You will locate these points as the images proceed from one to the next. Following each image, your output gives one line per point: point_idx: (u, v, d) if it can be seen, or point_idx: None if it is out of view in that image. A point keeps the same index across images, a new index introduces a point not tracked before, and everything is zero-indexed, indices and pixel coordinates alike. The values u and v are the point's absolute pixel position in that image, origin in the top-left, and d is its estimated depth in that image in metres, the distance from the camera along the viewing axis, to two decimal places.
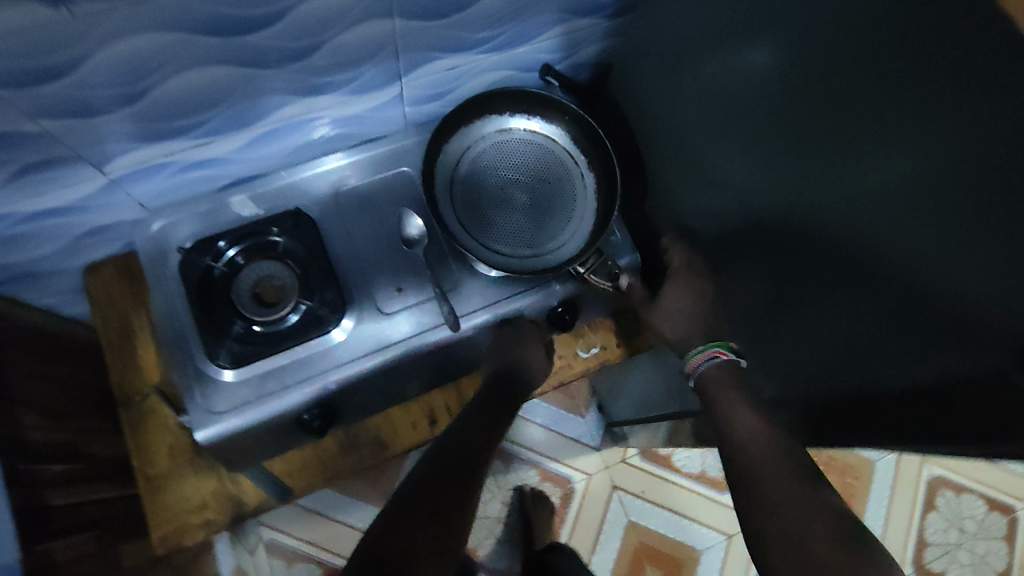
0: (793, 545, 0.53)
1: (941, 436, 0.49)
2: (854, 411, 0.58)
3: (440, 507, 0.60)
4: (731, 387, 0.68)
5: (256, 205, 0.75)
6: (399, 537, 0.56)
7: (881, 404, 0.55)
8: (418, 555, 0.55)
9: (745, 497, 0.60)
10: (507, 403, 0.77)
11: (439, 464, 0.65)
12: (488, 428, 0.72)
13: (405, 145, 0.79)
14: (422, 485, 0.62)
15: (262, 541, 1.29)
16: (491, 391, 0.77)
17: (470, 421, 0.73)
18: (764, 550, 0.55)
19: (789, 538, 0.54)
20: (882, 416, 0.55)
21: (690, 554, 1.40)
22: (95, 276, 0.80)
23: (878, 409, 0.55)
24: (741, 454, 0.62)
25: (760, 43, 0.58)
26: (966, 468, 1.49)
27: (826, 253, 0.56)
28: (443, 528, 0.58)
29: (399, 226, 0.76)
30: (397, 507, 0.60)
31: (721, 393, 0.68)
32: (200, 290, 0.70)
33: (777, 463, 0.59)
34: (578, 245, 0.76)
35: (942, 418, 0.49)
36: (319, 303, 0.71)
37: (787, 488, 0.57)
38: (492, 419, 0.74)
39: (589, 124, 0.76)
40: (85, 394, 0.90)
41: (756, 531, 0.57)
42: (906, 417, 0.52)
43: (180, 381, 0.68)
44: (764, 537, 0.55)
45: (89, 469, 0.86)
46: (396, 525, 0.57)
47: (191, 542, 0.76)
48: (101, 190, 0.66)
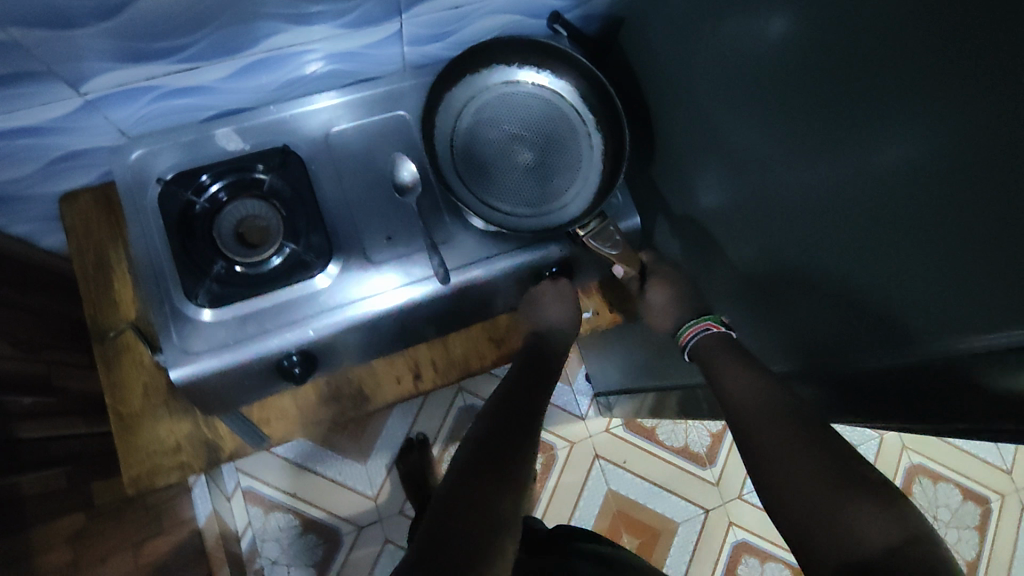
0: (824, 529, 0.51)
1: (942, 417, 0.51)
2: (852, 390, 0.60)
3: (501, 457, 0.63)
4: (740, 373, 0.69)
5: (242, 140, 0.71)
6: (469, 484, 0.58)
7: (877, 385, 0.56)
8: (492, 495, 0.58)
9: (766, 486, 0.58)
10: (539, 367, 0.79)
11: (493, 422, 0.69)
12: (523, 393, 0.74)
13: (402, 86, 0.75)
14: (481, 441, 0.65)
15: (239, 487, 1.30)
16: (525, 360, 0.79)
17: (510, 386, 0.76)
18: (793, 523, 0.54)
19: (816, 508, 0.52)
20: (878, 397, 0.57)
21: (667, 526, 1.41)
22: (70, 205, 0.78)
23: (874, 389, 0.57)
24: (752, 445, 0.61)
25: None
26: (945, 458, 1.50)
27: (846, 229, 0.55)
28: (507, 476, 0.61)
29: (390, 171, 0.73)
30: (461, 460, 0.63)
31: (729, 365, 0.70)
32: (181, 225, 0.67)
33: (793, 446, 0.58)
34: (579, 206, 0.73)
35: (945, 399, 0.50)
36: (304, 247, 0.68)
37: (796, 453, 0.57)
38: (523, 383, 0.76)
39: (598, 79, 0.72)
40: (53, 325, 0.89)
41: (781, 509, 0.56)
42: (905, 397, 0.54)
43: (155, 319, 0.66)
44: (789, 512, 0.55)
45: (61, 402, 0.86)
46: (462, 475, 0.60)
47: (163, 483, 0.76)
48: (77, 112, 0.63)
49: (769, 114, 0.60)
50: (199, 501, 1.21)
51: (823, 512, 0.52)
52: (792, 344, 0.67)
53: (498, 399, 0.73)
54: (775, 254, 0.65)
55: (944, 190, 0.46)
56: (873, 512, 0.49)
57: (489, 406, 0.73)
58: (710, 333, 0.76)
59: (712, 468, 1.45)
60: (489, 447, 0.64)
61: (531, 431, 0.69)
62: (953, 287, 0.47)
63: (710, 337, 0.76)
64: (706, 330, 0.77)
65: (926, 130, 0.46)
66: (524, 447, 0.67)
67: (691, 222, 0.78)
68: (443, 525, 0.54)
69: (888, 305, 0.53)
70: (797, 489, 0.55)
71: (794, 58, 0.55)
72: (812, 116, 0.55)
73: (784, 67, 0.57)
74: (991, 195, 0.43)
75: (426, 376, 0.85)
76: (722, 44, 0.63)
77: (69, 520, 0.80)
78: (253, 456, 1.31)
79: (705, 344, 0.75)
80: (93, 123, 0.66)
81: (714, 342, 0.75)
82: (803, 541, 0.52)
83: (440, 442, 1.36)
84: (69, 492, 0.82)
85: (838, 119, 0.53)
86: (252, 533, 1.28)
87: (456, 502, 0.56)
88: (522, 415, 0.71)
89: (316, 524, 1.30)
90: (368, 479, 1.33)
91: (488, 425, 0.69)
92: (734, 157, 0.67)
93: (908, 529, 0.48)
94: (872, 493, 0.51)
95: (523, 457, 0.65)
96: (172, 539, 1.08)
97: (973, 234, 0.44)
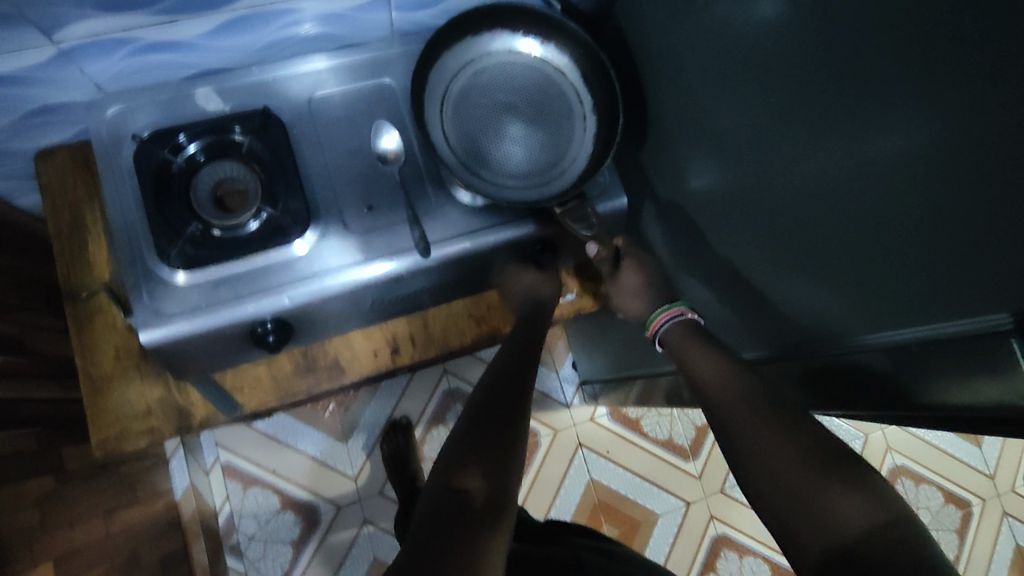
0: (801, 514, 0.50)
1: (937, 401, 0.50)
2: (849, 370, 0.58)
3: (492, 434, 0.65)
4: (717, 349, 0.67)
5: (221, 100, 0.70)
6: (459, 467, 0.61)
7: (877, 365, 0.55)
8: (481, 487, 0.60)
9: (741, 465, 0.58)
10: (525, 342, 0.78)
11: (484, 396, 0.70)
12: (508, 368, 0.74)
13: (388, 54, 0.74)
14: (472, 418, 0.67)
15: (218, 462, 1.28)
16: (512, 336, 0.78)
17: (497, 362, 0.76)
18: (772, 507, 0.53)
19: (796, 495, 0.51)
20: (879, 378, 0.56)
21: (647, 518, 1.40)
22: (46, 162, 0.76)
23: (872, 370, 0.56)
24: (727, 424, 0.60)
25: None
26: (928, 460, 1.50)
27: (832, 211, 0.54)
28: (498, 453, 0.63)
29: (372, 139, 0.71)
30: (454, 440, 0.65)
31: (696, 351, 0.68)
32: (155, 184, 0.66)
33: (773, 427, 0.57)
34: (566, 182, 0.71)
35: (940, 383, 0.50)
36: (281, 212, 0.67)
37: (772, 437, 0.55)
38: (506, 358, 0.75)
39: (595, 53, 0.70)
40: (29, 287, 0.87)
41: (758, 496, 0.54)
42: (906, 381, 0.53)
43: (126, 279, 0.65)
44: (766, 499, 0.53)
45: (31, 364, 0.85)
46: (455, 459, 0.62)
47: (131, 449, 0.75)
48: (50, 62, 0.61)
49: (758, 92, 0.59)
50: (175, 474, 1.22)
51: (804, 496, 0.51)
52: (773, 329, 0.67)
53: (491, 378, 0.73)
54: (761, 238, 0.64)
55: (928, 169, 0.45)
56: (852, 495, 0.49)
57: (482, 379, 0.74)
58: (678, 321, 0.72)
59: (695, 461, 1.45)
60: (481, 423, 0.66)
61: (522, 399, 0.70)
62: (937, 270, 0.46)
63: (676, 326, 0.72)
64: (676, 318, 0.72)
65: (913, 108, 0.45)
66: (515, 418, 0.68)
67: (677, 204, 0.77)
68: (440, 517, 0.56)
69: (877, 287, 0.52)
70: (776, 469, 0.54)
71: (780, 36, 0.54)
72: (799, 94, 0.54)
73: (771, 44, 0.56)
74: (975, 176, 0.41)
75: (404, 351, 0.84)
76: (711, 21, 0.62)
77: (37, 482, 0.79)
78: (233, 431, 1.30)
79: (677, 330, 0.71)
80: (69, 75, 0.64)
81: (681, 331, 0.71)
82: (785, 529, 0.51)
83: (422, 424, 1.35)
84: (39, 455, 0.81)
85: (825, 97, 0.52)
86: (230, 508, 1.27)
87: (451, 491, 0.58)
88: (513, 386, 0.72)
89: (295, 502, 1.29)
90: (350, 458, 1.32)
91: (479, 400, 0.70)
92: (722, 138, 0.66)
93: (887, 510, 0.47)
94: (849, 473, 0.51)
95: (515, 431, 0.67)
96: (146, 509, 1.07)
97: (956, 214, 0.44)
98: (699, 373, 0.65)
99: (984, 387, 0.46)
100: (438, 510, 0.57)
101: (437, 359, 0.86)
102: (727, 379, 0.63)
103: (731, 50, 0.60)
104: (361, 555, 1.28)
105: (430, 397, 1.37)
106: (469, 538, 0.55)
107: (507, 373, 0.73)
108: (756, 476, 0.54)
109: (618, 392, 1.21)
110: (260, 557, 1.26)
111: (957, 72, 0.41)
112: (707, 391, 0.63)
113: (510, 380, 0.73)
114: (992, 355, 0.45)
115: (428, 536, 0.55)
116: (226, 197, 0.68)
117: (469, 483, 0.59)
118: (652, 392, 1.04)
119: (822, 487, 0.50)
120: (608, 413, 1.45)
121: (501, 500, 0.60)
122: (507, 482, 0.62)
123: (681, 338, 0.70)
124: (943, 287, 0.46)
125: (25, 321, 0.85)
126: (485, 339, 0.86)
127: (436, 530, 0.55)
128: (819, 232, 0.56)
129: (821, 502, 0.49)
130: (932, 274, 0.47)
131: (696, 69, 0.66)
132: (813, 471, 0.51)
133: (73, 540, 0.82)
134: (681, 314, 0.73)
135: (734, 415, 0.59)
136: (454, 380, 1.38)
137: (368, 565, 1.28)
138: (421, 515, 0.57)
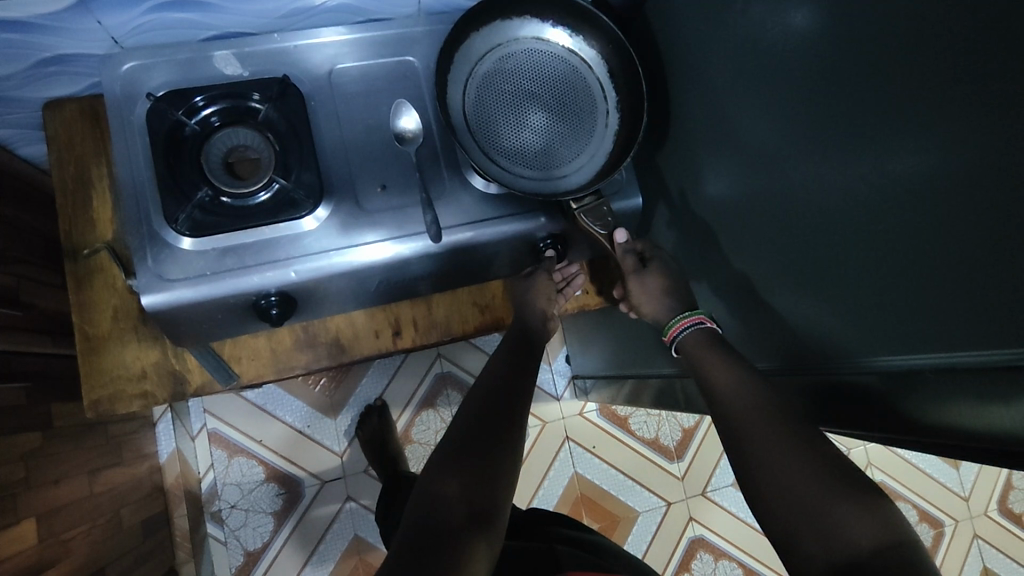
0: (807, 531, 0.50)
1: (938, 431, 0.51)
2: (851, 396, 0.58)
3: (489, 444, 0.65)
4: (709, 359, 0.66)
5: (239, 65, 0.68)
6: (450, 476, 0.61)
7: (879, 393, 0.55)
8: (474, 489, 0.60)
9: (740, 473, 0.58)
10: (525, 350, 0.78)
11: (484, 401, 0.70)
12: (508, 372, 0.75)
13: (412, 32, 0.73)
14: (471, 425, 0.67)
15: (205, 428, 1.27)
16: (511, 342, 0.79)
17: (496, 365, 0.76)
18: (774, 519, 0.53)
19: (805, 511, 0.51)
20: (878, 405, 0.56)
21: (628, 514, 1.41)
22: (54, 112, 0.74)
23: (872, 396, 0.56)
24: (731, 433, 0.60)
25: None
26: (907, 478, 1.51)
27: (851, 234, 0.54)
28: (494, 460, 0.63)
29: (392, 118, 0.70)
30: (448, 445, 0.65)
31: (711, 356, 0.67)
32: (168, 146, 0.64)
33: (766, 438, 0.57)
34: (582, 178, 0.71)
35: (943, 414, 0.50)
36: (294, 184, 0.66)
37: (778, 450, 0.55)
38: (508, 363, 0.76)
39: (626, 50, 0.69)
40: (25, 238, 0.86)
41: (761, 508, 0.54)
42: (906, 409, 0.53)
43: (131, 239, 0.63)
44: (771, 511, 0.53)
45: (25, 317, 0.84)
46: (445, 464, 0.62)
47: (124, 412, 0.75)
48: (67, 11, 0.59)
49: (785, 106, 0.58)
50: (162, 438, 1.23)
51: (810, 508, 0.51)
52: (777, 342, 0.67)
53: (491, 380, 0.74)
54: (772, 253, 0.64)
55: (956, 200, 0.44)
56: (859, 515, 0.49)
57: (485, 384, 0.74)
58: (699, 329, 0.70)
59: (679, 462, 1.45)
60: (479, 431, 0.66)
61: (518, 402, 0.71)
62: (954, 301, 0.46)
63: (697, 333, 0.70)
64: (695, 326, 0.70)
65: (948, 142, 0.44)
66: (512, 421, 0.68)
67: (691, 210, 0.77)
68: (430, 521, 0.57)
69: (886, 310, 0.52)
70: (777, 481, 0.54)
71: (813, 53, 0.53)
72: (829, 111, 0.53)
73: (803, 62, 0.55)
74: (1007, 214, 0.41)
75: (406, 335, 0.84)
76: (745, 30, 0.61)
77: (23, 437, 0.77)
78: (223, 398, 1.29)
79: (696, 338, 0.69)
80: (84, 25, 0.62)
81: (700, 340, 0.69)
82: (785, 540, 0.52)
83: (410, 406, 1.35)
84: (27, 410, 0.80)
85: (853, 118, 0.51)
86: (214, 476, 1.26)
87: (439, 499, 0.59)
88: (514, 394, 0.71)
89: (280, 474, 1.28)
90: (338, 434, 1.31)
91: (477, 403, 0.70)
92: (744, 148, 0.65)
93: (891, 533, 0.48)
94: (852, 493, 0.51)
95: (513, 438, 0.67)
96: (130, 471, 1.06)
97: (983, 249, 0.43)
98: (709, 381, 0.65)
99: (984, 420, 0.46)
100: (426, 519, 0.58)
101: (437, 344, 0.87)
102: (734, 388, 0.62)
103: (763, 62, 0.59)
104: (342, 530, 1.29)
105: (420, 379, 1.36)
106: (458, 550, 0.55)
107: (507, 379, 0.73)
108: (763, 484, 0.55)
109: (609, 390, 1.20)
110: (241, 527, 1.26)
111: (1001, 108, 0.40)
112: (717, 399, 0.63)
113: (511, 386, 0.72)
114: (995, 387, 0.45)
115: (415, 550, 0.55)
116: (237, 164, 0.67)
117: (460, 494, 0.60)
118: (642, 393, 1.05)
119: (831, 503, 0.50)
120: (597, 409, 1.45)
121: (493, 508, 0.60)
122: (502, 490, 0.62)
123: (696, 348, 0.69)
124: (955, 319, 0.46)
125: (21, 273, 0.84)
126: (487, 326, 0.86)
127: (424, 542, 0.55)
128: (833, 251, 0.56)
129: (826, 517, 0.50)
130: (949, 307, 0.47)
131: (723, 77, 0.65)
132: (823, 486, 0.52)
133: (57, 497, 0.81)
134: (702, 322, 0.70)
135: (744, 424, 0.59)
136: (446, 364, 1.38)
137: (349, 540, 1.29)
138: (409, 528, 0.58)
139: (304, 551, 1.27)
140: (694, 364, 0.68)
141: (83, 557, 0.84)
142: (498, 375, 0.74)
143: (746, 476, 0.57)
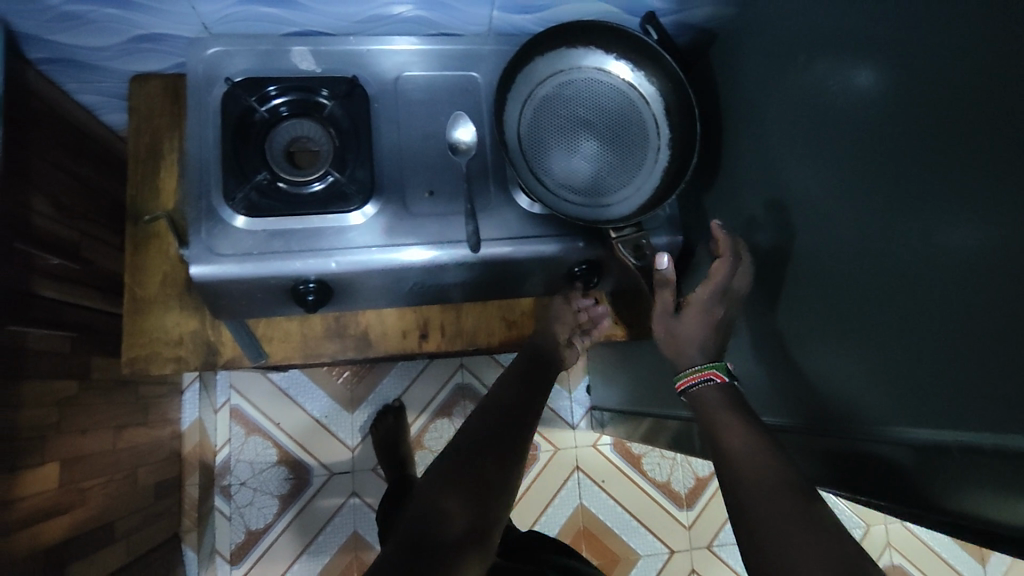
0: None
1: (961, 516, 0.49)
2: (871, 470, 0.57)
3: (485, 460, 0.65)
4: (722, 412, 0.67)
5: (315, 63, 0.72)
6: (449, 489, 0.61)
7: (901, 470, 0.54)
8: (471, 504, 0.61)
9: (740, 529, 0.57)
10: (538, 373, 0.79)
11: (494, 417, 0.71)
12: (518, 393, 0.75)
13: (480, 50, 0.75)
14: (472, 438, 0.67)
15: (228, 403, 1.31)
16: (523, 361, 0.80)
17: (504, 385, 0.77)
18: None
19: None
20: (901, 482, 0.54)
21: (628, 556, 1.39)
22: (141, 85, 0.80)
23: (894, 473, 0.54)
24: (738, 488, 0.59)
25: (886, 50, 0.52)
26: (927, 566, 1.44)
27: (891, 301, 0.53)
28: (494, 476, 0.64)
29: (448, 130, 0.73)
30: (451, 457, 0.65)
31: (724, 412, 0.67)
32: (237, 128, 0.68)
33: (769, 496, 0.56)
34: (626, 209, 0.72)
35: (969, 498, 0.48)
36: (348, 178, 0.69)
37: (779, 511, 0.54)
38: (519, 385, 0.77)
39: (685, 91, 0.70)
40: (94, 198, 0.91)
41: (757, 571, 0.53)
42: (928, 490, 0.51)
43: (190, 211, 0.67)
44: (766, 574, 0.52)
45: (81, 272, 0.89)
46: (447, 476, 0.63)
47: (157, 373, 0.78)
48: None
49: (836, 166, 0.58)
50: (187, 406, 1.25)
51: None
52: (797, 401, 0.66)
53: (500, 398, 0.74)
54: (806, 309, 0.63)
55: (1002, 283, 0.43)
56: None
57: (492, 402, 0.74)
58: (708, 384, 0.70)
59: (688, 511, 1.42)
60: (483, 445, 0.66)
61: (526, 425, 0.71)
62: (991, 384, 0.45)
63: (707, 389, 0.70)
64: (706, 381, 0.71)
65: (1002, 222, 0.43)
66: (518, 444, 0.69)
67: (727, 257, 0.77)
68: (419, 530, 0.57)
69: (918, 383, 0.51)
70: (776, 543, 0.53)
71: (873, 114, 0.53)
72: (880, 175, 0.53)
73: (858, 126, 0.55)
74: None
75: (432, 339, 0.85)
76: (808, 86, 0.61)
77: (62, 384, 0.81)
78: (249, 376, 1.32)
79: (708, 393, 0.70)
80: (180, 10, 0.67)
81: (713, 396, 0.69)
82: None
83: (426, 412, 1.36)
84: (70, 358, 0.84)
85: (903, 187, 0.51)
86: (229, 450, 1.29)
87: (432, 507, 0.60)
88: (520, 415, 0.72)
89: (291, 460, 1.30)
90: (352, 428, 1.33)
91: (487, 420, 0.70)
92: (791, 204, 0.65)
93: None
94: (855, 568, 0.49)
95: (518, 460, 0.67)
96: (153, 434, 1.10)
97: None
98: (722, 439, 0.65)
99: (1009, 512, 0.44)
100: (417, 526, 0.58)
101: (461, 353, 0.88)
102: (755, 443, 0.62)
103: (821, 122, 0.60)
104: (342, 525, 1.30)
105: (440, 387, 1.38)
106: (450, 559, 0.55)
107: (515, 400, 0.74)
108: (762, 546, 0.54)
109: (626, 425, 1.19)
110: (246, 505, 1.28)
111: None
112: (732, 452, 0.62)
113: (518, 407, 0.73)
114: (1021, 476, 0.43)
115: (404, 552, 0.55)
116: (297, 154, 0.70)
117: (459, 510, 0.60)
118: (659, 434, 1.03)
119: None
120: (611, 443, 1.43)
121: (484, 525, 0.60)
122: (492, 503, 0.62)
123: (715, 406, 0.68)
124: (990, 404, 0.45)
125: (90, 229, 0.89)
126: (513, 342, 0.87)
127: (412, 545, 0.56)
128: (868, 317, 0.55)
129: None
130: (986, 390, 0.45)
131: (777, 131, 0.66)
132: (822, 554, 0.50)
133: (82, 447, 0.85)
134: (712, 377, 0.71)
135: (761, 480, 0.58)
136: (467, 376, 1.39)
137: (347, 536, 1.30)
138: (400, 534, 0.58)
139: (302, 539, 1.28)
140: (706, 416, 0.68)
141: (96, 508, 0.87)
142: (507, 397, 0.75)
143: (744, 531, 0.56)
